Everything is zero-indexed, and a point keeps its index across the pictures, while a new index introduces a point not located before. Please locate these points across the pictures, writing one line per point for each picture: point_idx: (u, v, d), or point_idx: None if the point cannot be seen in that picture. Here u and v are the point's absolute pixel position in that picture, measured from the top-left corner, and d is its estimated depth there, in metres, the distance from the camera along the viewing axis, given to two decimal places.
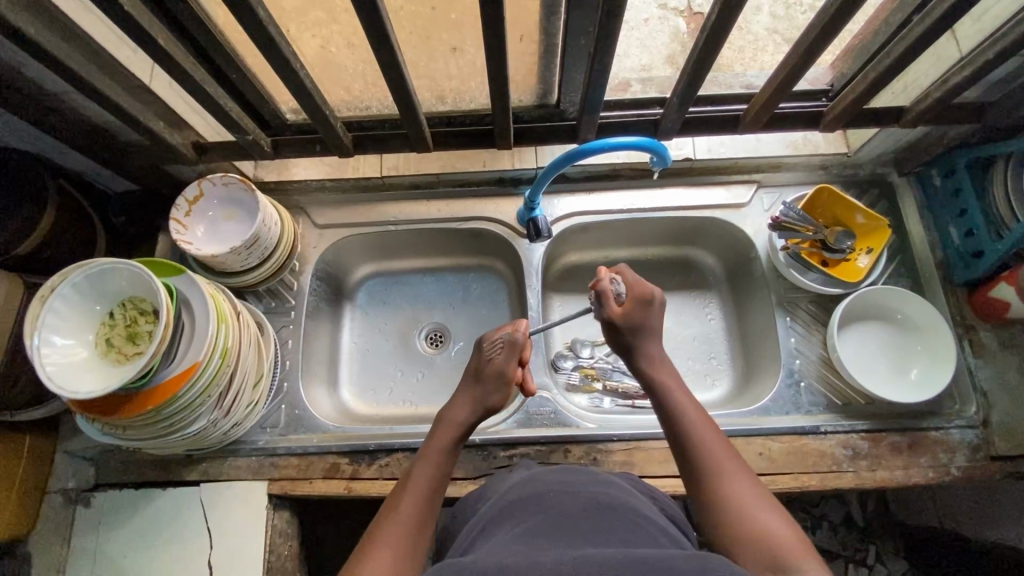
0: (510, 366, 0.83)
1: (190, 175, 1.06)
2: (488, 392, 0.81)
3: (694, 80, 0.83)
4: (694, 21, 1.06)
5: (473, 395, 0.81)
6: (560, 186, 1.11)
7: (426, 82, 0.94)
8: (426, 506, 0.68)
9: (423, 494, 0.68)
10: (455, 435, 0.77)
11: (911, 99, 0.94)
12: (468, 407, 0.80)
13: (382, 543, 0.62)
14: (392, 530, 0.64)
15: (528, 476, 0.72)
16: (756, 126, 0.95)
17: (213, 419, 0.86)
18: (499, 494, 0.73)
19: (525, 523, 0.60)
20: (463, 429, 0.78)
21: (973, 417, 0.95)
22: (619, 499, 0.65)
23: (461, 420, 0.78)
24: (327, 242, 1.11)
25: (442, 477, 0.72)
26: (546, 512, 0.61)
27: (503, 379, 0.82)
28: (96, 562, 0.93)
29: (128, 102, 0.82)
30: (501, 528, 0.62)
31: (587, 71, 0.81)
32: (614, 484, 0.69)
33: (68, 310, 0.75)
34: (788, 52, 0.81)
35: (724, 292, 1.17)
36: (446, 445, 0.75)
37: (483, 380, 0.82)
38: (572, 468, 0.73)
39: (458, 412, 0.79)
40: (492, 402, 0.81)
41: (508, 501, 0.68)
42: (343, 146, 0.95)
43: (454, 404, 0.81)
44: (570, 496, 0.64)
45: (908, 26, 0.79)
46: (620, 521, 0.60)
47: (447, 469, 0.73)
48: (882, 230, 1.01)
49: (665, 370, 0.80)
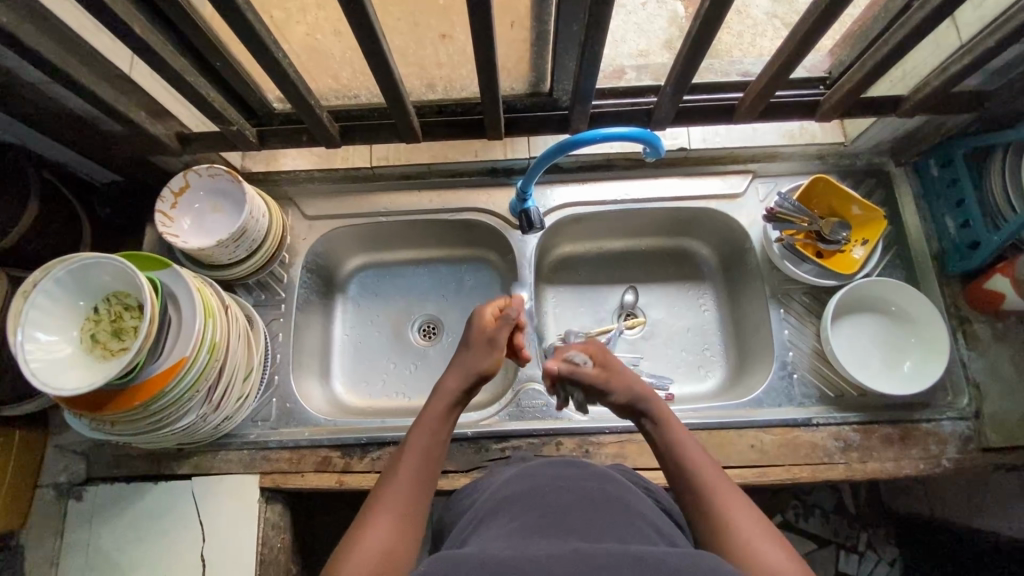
0: (501, 331, 0.80)
1: (177, 166, 1.04)
2: (479, 358, 0.79)
3: (689, 67, 0.81)
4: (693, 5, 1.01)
5: (465, 363, 0.79)
6: (553, 176, 1.10)
7: (415, 69, 0.91)
8: (420, 480, 0.68)
9: (417, 465, 0.69)
10: (446, 402, 0.75)
11: (909, 86, 0.92)
12: (460, 373, 0.77)
13: (378, 525, 0.62)
14: (390, 507, 0.65)
15: (519, 471, 0.72)
16: (752, 114, 0.93)
17: (203, 413, 0.85)
18: (494, 487, 0.73)
19: (516, 519, 0.60)
20: (456, 395, 0.76)
21: (965, 408, 0.95)
22: (609, 494, 0.65)
23: (453, 388, 0.76)
24: (317, 233, 1.10)
25: (437, 446, 0.72)
26: (538, 509, 0.61)
27: (495, 346, 0.79)
28: (90, 555, 0.93)
29: (107, 91, 0.80)
30: (492, 523, 0.62)
31: (579, 58, 0.79)
32: (605, 478, 0.70)
33: (50, 305, 0.74)
34: (785, 38, 0.79)
35: (718, 283, 1.16)
36: (437, 411, 0.74)
37: (475, 346, 0.80)
38: (562, 462, 0.73)
39: (448, 379, 0.77)
40: (484, 368, 0.78)
41: (499, 497, 0.68)
42: (331, 136, 0.93)
43: (446, 373, 0.79)
44: (561, 491, 0.64)
45: (908, 12, 0.77)
46: (611, 516, 0.60)
47: (443, 437, 0.73)
48: (878, 221, 1.00)
49: (664, 409, 0.76)
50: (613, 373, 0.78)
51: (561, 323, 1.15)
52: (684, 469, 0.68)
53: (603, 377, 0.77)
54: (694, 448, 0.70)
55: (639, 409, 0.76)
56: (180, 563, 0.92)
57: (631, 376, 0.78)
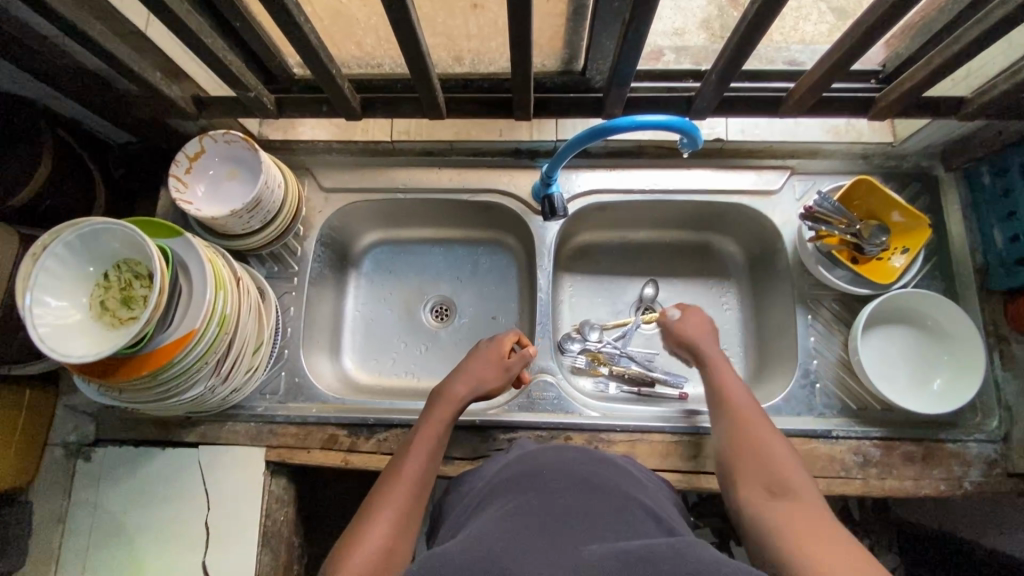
0: (515, 365, 0.89)
1: (193, 128, 1.01)
2: (493, 378, 0.87)
3: (738, 56, 0.75)
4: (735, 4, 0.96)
5: (477, 375, 0.86)
6: (580, 161, 1.05)
7: (443, 40, 0.87)
8: (422, 478, 0.72)
9: (420, 466, 0.73)
10: (454, 408, 0.82)
11: (972, 88, 0.86)
12: (473, 382, 0.85)
13: (382, 521, 0.66)
14: (394, 502, 0.68)
15: (524, 454, 0.72)
16: (800, 109, 0.87)
17: (210, 385, 0.84)
18: (494, 471, 0.72)
19: (516, 503, 0.59)
20: (463, 402, 0.83)
21: (993, 431, 0.91)
22: (613, 486, 0.64)
23: (460, 395, 0.83)
24: (334, 207, 1.07)
25: (437, 455, 0.76)
26: (534, 491, 0.61)
27: (509, 375, 0.89)
28: (97, 516, 0.94)
29: (121, 49, 0.77)
30: (487, 504, 0.63)
31: (620, 37, 0.73)
32: (614, 469, 0.69)
33: (60, 270, 0.72)
34: (847, 28, 0.73)
35: (744, 281, 1.12)
36: (445, 418, 0.80)
37: (492, 363, 0.87)
38: (567, 446, 0.73)
39: (462, 386, 0.84)
40: (491, 389, 0.86)
41: (507, 477, 0.67)
42: (352, 107, 0.89)
43: (459, 377, 0.85)
44: (563, 479, 0.63)
45: (987, 8, 0.71)
46: (614, 507, 0.59)
47: (442, 446, 0.78)
48: (922, 230, 0.93)
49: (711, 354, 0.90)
50: (697, 320, 0.97)
51: (576, 312, 1.12)
52: (722, 391, 0.82)
53: (692, 319, 0.97)
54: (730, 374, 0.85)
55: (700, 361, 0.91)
56: (184, 532, 0.93)
57: (706, 341, 0.93)
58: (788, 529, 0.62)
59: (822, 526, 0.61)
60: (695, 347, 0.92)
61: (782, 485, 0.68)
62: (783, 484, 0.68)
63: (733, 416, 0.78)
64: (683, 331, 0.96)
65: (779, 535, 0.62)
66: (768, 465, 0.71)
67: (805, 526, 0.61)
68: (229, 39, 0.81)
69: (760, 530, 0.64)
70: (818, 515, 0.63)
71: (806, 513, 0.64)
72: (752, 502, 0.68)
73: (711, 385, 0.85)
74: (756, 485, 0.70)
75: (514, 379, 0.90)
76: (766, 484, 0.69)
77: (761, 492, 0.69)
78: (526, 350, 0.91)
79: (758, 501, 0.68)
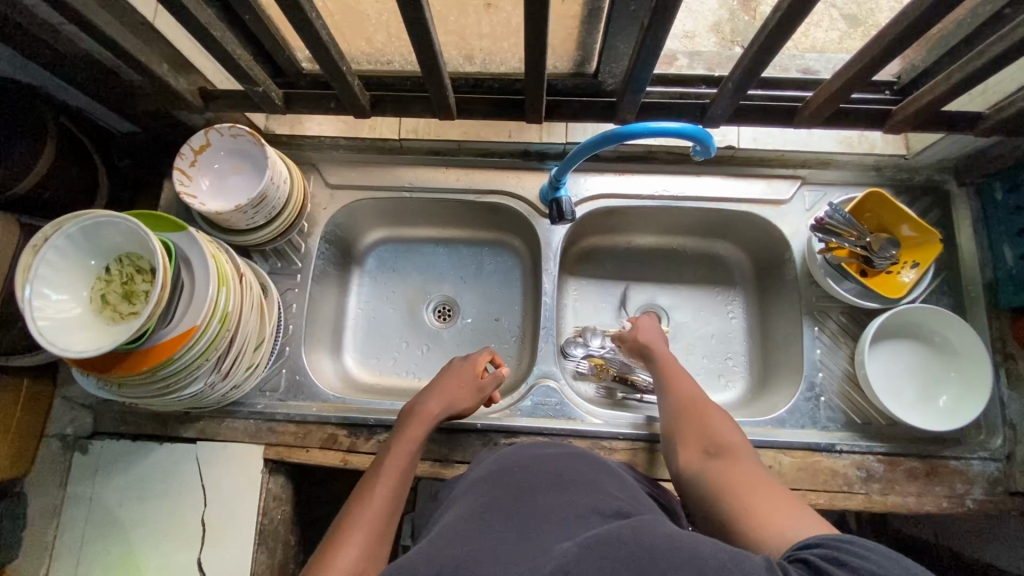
0: (488, 389, 0.89)
1: (199, 121, 1.00)
2: (464, 398, 0.87)
3: (757, 64, 0.74)
4: (749, 10, 0.97)
5: (450, 395, 0.86)
6: (589, 164, 1.04)
7: (454, 39, 0.85)
8: (396, 494, 0.73)
9: (393, 483, 0.74)
10: (426, 426, 0.82)
11: (991, 103, 0.85)
12: (445, 402, 0.85)
13: (352, 544, 0.65)
14: (364, 523, 0.68)
15: (510, 448, 0.72)
16: (815, 120, 0.86)
17: (211, 381, 0.83)
18: (475, 468, 0.72)
19: (506, 499, 0.58)
20: (435, 420, 0.83)
21: (997, 450, 0.91)
22: (603, 483, 0.63)
23: (433, 411, 0.84)
24: (339, 204, 1.06)
25: (410, 471, 0.77)
26: (512, 485, 0.60)
27: (481, 395, 0.88)
28: (93, 510, 0.94)
29: (126, 38, 0.76)
30: (473, 502, 0.61)
31: (636, 40, 0.72)
32: (605, 467, 0.68)
33: (61, 262, 0.71)
34: (869, 40, 0.72)
35: (750, 290, 1.11)
36: (420, 433, 0.81)
37: (466, 384, 0.88)
38: (554, 444, 0.72)
39: (434, 403, 0.85)
40: (464, 408, 0.87)
41: (493, 468, 0.67)
42: (360, 105, 0.88)
43: (431, 395, 0.86)
44: (547, 472, 0.62)
45: (1009, 24, 0.69)
46: (614, 505, 0.59)
47: (416, 462, 0.79)
48: (933, 245, 0.93)
49: (661, 346, 0.93)
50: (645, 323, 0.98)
51: (580, 316, 1.11)
52: (666, 373, 0.86)
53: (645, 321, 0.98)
54: (672, 359, 0.89)
55: (650, 354, 0.92)
56: (179, 528, 0.92)
57: (654, 340, 0.94)
58: (725, 485, 0.65)
59: (753, 479, 0.65)
60: (645, 345, 0.93)
61: (719, 447, 0.71)
62: (720, 447, 0.71)
63: (676, 390, 0.82)
64: (640, 332, 0.96)
65: (718, 493, 0.65)
66: (707, 430, 0.74)
67: (737, 480, 0.65)
68: (239, 32, 0.80)
69: (702, 487, 0.68)
70: (750, 469, 0.67)
71: (741, 465, 0.68)
72: (690, 462, 0.72)
73: (656, 371, 0.88)
74: (697, 447, 0.73)
75: (486, 399, 0.91)
76: (705, 446, 0.73)
77: (699, 453, 0.72)
78: (499, 370, 0.91)
79: (695, 462, 0.72)
